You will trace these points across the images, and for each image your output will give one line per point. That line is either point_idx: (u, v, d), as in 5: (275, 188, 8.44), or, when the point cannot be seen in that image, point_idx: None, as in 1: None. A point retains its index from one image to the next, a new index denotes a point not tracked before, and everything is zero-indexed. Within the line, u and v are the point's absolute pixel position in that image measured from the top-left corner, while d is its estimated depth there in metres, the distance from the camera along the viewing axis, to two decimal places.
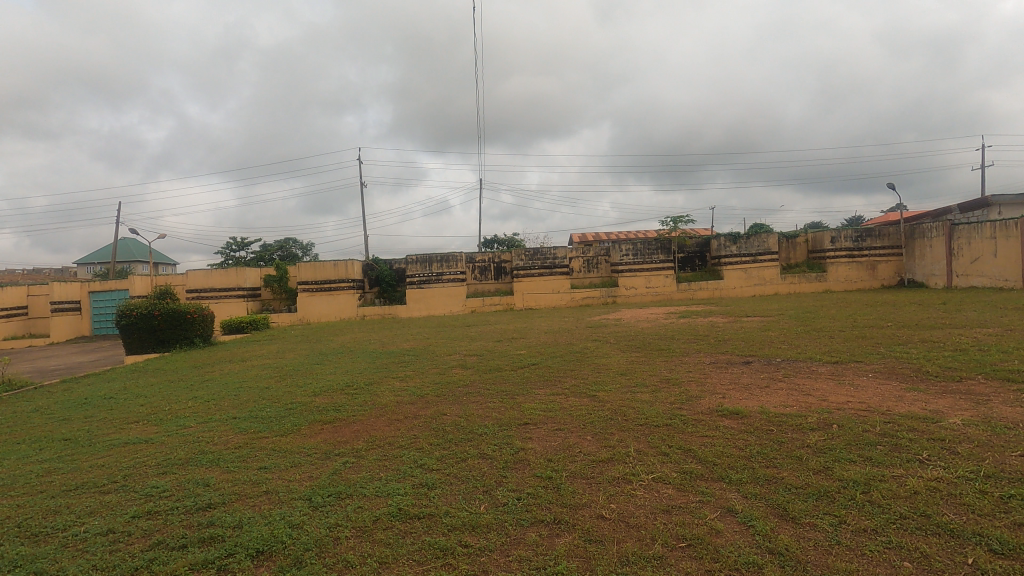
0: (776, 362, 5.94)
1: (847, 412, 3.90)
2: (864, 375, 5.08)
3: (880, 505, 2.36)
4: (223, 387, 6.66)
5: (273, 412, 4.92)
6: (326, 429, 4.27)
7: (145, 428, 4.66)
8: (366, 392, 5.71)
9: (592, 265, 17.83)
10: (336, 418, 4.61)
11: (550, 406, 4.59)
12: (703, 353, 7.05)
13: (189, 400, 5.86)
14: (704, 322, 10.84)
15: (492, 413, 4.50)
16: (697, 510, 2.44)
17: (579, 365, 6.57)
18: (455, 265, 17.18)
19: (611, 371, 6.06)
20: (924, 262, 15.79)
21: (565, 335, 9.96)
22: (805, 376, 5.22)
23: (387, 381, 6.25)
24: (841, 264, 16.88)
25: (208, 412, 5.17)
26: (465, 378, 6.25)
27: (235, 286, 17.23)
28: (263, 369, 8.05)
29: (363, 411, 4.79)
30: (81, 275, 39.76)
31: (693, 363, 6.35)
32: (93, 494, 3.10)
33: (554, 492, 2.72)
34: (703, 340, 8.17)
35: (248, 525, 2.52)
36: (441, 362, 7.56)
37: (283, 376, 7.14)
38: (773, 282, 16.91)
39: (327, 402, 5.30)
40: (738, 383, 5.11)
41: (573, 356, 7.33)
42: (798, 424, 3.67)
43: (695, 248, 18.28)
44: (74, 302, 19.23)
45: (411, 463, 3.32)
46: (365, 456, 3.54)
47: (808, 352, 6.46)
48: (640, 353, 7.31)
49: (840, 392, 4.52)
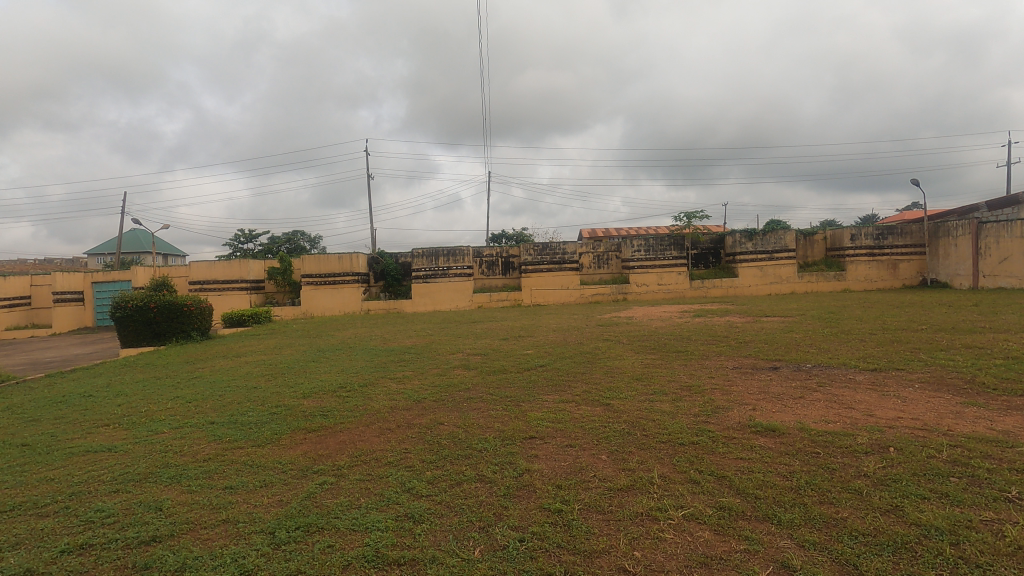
0: (808, 369, 5.41)
1: (902, 432, 3.38)
2: (910, 387, 4.53)
3: (978, 566, 1.87)
4: (210, 385, 6.27)
5: (255, 418, 4.49)
6: (308, 440, 3.82)
7: (113, 433, 4.24)
8: (359, 395, 5.28)
9: (602, 261, 17.31)
10: (321, 426, 4.16)
11: (559, 417, 4.12)
12: (724, 355, 6.54)
13: (169, 401, 5.45)
14: (721, 322, 10.33)
15: (494, 423, 4.03)
16: (743, 564, 1.97)
17: (590, 368, 6.07)
18: (462, 260, 16.76)
19: (625, 376, 5.57)
20: (948, 261, 15.12)
21: (575, 334, 9.50)
22: (843, 386, 4.68)
23: (384, 383, 5.80)
24: (860, 263, 16.25)
25: (185, 415, 4.74)
26: (467, 380, 5.76)
27: (239, 278, 16.90)
28: (255, 366, 7.63)
29: (352, 419, 4.36)
30: (91, 265, 39.82)
31: (713, 367, 5.84)
32: (28, 518, 2.68)
33: (565, 532, 2.25)
34: (723, 342, 7.64)
35: (191, 571, 2.09)
36: (442, 362, 7.08)
37: (275, 375, 6.73)
38: (790, 280, 16.31)
39: (315, 406, 4.86)
40: (767, 393, 4.60)
41: (585, 357, 6.83)
42: (848, 445, 3.16)
43: (709, 244, 17.69)
44: (76, 293, 18.98)
45: (397, 487, 2.86)
46: (346, 475, 3.08)
47: (841, 357, 5.92)
48: (656, 355, 6.79)
49: (889, 407, 3.98)
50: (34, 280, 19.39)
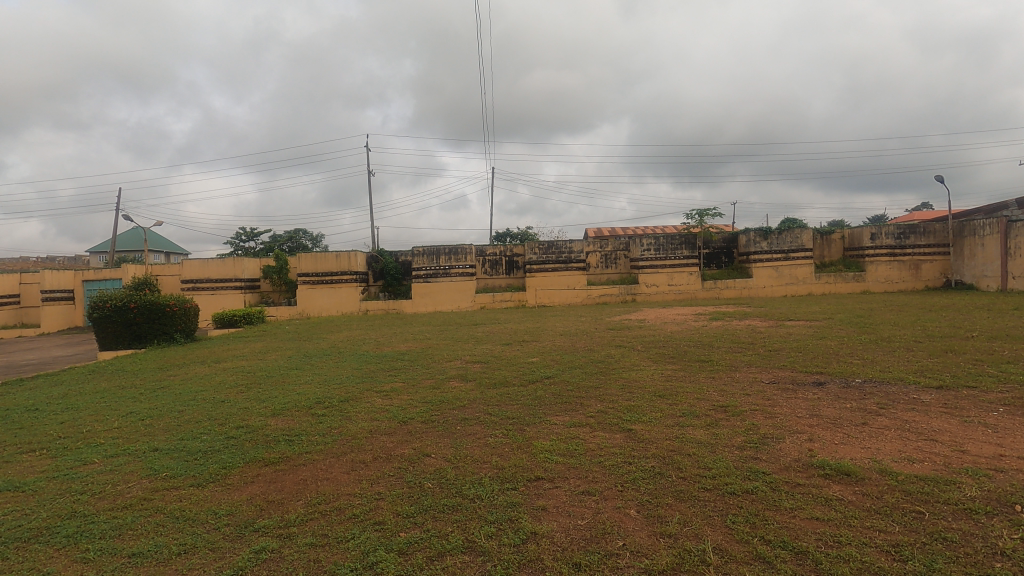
0: (860, 386, 4.63)
1: (1019, 480, 2.60)
2: (995, 412, 3.76)
3: None
4: (174, 398, 5.55)
5: (206, 444, 3.75)
6: (262, 478, 3.09)
7: (34, 464, 3.53)
8: (337, 413, 4.54)
9: (610, 260, 16.60)
10: (283, 457, 3.42)
11: (571, 448, 3.37)
12: (754, 366, 5.78)
13: (119, 418, 4.73)
14: (743, 326, 9.56)
15: (492, 457, 3.28)
16: None
17: (605, 381, 5.30)
18: (465, 258, 16.00)
19: (645, 392, 4.80)
20: (974, 262, 14.29)
21: (585, 339, 8.73)
22: (910, 410, 3.90)
23: (368, 398, 5.07)
24: (880, 263, 15.42)
25: (129, 439, 4.02)
26: (464, 395, 5.02)
27: (232, 277, 16.21)
28: (232, 374, 6.91)
29: (321, 447, 3.61)
30: (93, 262, 39.52)
31: (747, 382, 5.08)
32: None
33: None
34: (749, 350, 6.89)
35: None
36: (438, 371, 6.33)
37: (251, 386, 6.01)
38: (807, 281, 15.51)
39: (283, 428, 4.13)
40: (820, 417, 3.84)
41: (597, 368, 6.06)
42: (957, 501, 2.40)
43: (722, 243, 16.89)
44: (66, 291, 18.34)
45: (356, 561, 2.12)
46: (294, 537, 2.35)
47: (893, 370, 5.14)
48: (677, 365, 6.02)
49: (982, 440, 3.20)
50: (23, 277, 18.80)
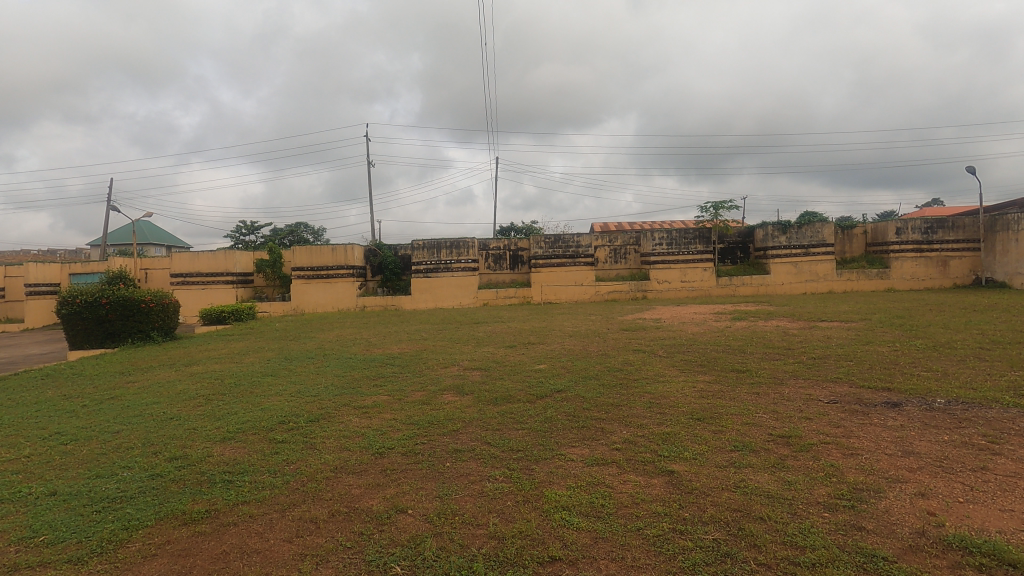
0: (948, 411, 3.71)
1: None
2: None
3: None
4: (116, 414, 4.70)
5: (120, 487, 2.90)
6: (170, 549, 2.23)
7: None
8: (301, 439, 3.67)
9: (619, 255, 15.69)
10: (210, 512, 2.56)
11: (597, 502, 2.49)
12: (801, 379, 4.88)
13: (38, 441, 3.90)
14: (771, 328, 8.63)
15: (491, 516, 2.40)
16: None
17: (629, 398, 4.40)
18: (466, 252, 15.08)
19: (680, 414, 3.90)
20: (1007, 258, 13.29)
21: (597, 341, 7.84)
22: None
23: (345, 417, 4.21)
24: (907, 259, 14.41)
25: (29, 476, 3.17)
26: (460, 414, 4.13)
27: (222, 271, 15.33)
28: (197, 381, 6.06)
29: (264, 495, 2.74)
30: (93, 254, 38.86)
31: (802, 400, 4.20)
32: None
33: None
34: (789, 357, 5.98)
35: None
36: (431, 381, 5.45)
37: (212, 397, 5.15)
38: (828, 279, 14.56)
39: (227, 461, 3.25)
40: (922, 457, 2.93)
41: (616, 379, 5.15)
42: None
43: (738, 237, 15.88)
44: (52, 285, 17.55)
45: None
46: None
47: (973, 388, 4.24)
48: (710, 377, 5.12)
49: None
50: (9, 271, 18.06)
